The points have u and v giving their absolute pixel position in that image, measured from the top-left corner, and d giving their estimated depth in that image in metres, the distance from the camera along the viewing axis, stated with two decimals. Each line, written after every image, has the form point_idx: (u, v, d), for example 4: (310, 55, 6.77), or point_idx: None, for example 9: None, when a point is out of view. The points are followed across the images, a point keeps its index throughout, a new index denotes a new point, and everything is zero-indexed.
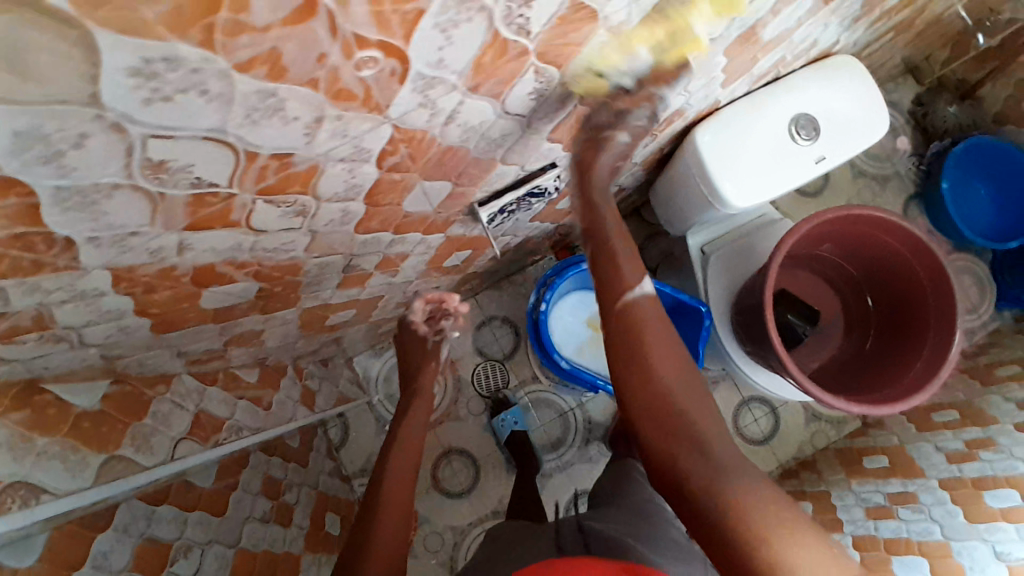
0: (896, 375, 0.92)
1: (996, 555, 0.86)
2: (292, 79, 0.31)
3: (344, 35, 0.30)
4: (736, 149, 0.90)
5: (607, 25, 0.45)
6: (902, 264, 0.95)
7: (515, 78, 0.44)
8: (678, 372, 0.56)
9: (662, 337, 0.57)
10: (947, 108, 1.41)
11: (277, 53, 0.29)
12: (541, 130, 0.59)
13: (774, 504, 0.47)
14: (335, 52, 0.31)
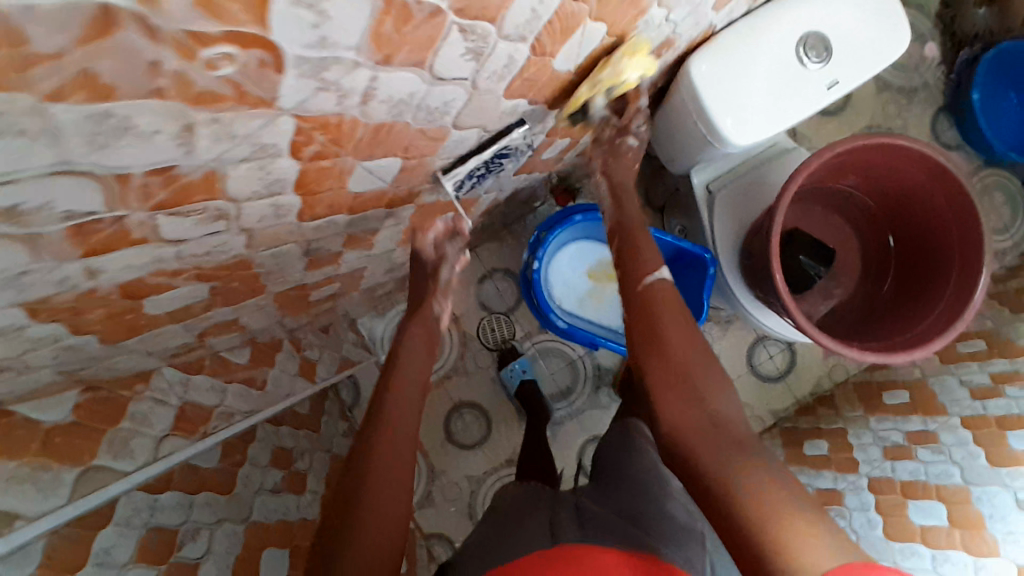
0: (914, 319, 0.89)
1: (1016, 503, 0.85)
2: (126, 95, 0.26)
3: (171, 36, 0.24)
4: (737, 78, 0.81)
5: None
6: (929, 201, 0.90)
7: (436, 42, 0.37)
8: (693, 354, 0.67)
9: (677, 319, 0.70)
10: (976, 10, 1.29)
11: (91, 73, 0.24)
12: (493, 91, 0.51)
13: (785, 501, 0.52)
14: (169, 57, 0.25)
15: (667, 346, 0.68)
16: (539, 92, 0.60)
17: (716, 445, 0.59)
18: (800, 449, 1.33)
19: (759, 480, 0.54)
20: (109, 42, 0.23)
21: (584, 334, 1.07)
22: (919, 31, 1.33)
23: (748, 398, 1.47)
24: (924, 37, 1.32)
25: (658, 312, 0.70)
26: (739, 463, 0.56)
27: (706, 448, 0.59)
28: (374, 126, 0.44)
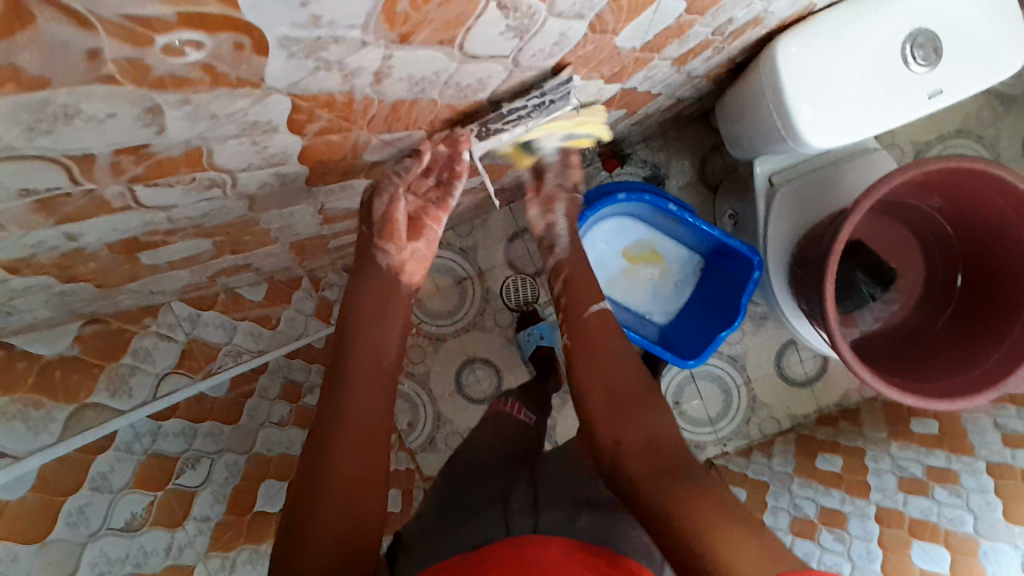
0: (969, 362, 0.82)
1: (1023, 566, 0.85)
2: (66, 83, 0.22)
3: (109, 22, 0.20)
4: (829, 69, 0.72)
5: None
6: (1009, 235, 0.81)
7: (467, 19, 0.30)
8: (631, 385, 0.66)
9: (614, 348, 0.70)
10: None
11: (14, 65, 0.20)
12: (538, 68, 0.44)
13: (725, 520, 0.52)
14: (112, 44, 0.21)
15: (610, 378, 0.67)
16: (593, 67, 0.52)
17: (656, 474, 0.58)
18: (811, 462, 1.28)
19: (692, 503, 0.54)
20: (32, 34, 0.19)
21: None
22: None
23: (767, 399, 1.44)
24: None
25: (599, 340, 0.70)
26: (669, 493, 0.56)
27: (649, 480, 0.58)
28: (393, 102, 0.38)
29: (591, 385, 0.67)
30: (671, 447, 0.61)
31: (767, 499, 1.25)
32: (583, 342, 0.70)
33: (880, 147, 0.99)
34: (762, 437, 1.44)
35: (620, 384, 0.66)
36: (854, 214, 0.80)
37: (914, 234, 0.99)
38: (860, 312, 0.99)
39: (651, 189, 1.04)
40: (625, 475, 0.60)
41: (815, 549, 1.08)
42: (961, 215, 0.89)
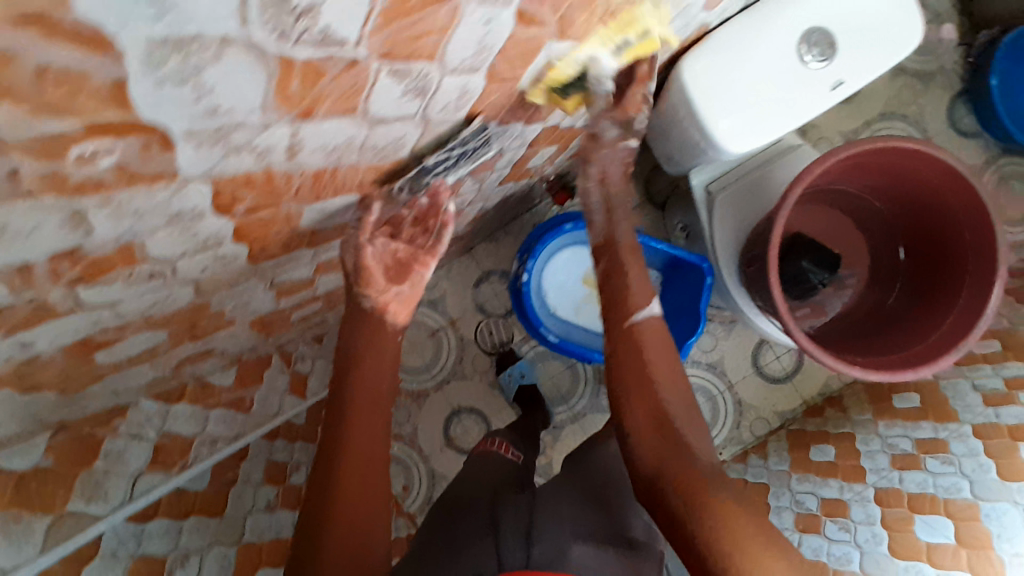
0: (927, 329, 0.85)
1: None
2: None
3: (22, 145, 0.22)
4: (734, 81, 0.77)
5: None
6: (942, 205, 0.87)
7: (363, 89, 0.33)
8: (671, 389, 0.66)
9: (659, 351, 0.68)
10: None
11: None
12: (452, 120, 0.47)
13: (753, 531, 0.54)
14: (29, 163, 0.23)
15: (643, 378, 0.67)
16: (507, 111, 0.55)
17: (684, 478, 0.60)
18: (805, 454, 1.29)
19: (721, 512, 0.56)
20: None
21: (576, 350, 1.04)
22: (937, 13, 1.34)
23: (753, 400, 1.46)
24: (942, 17, 1.34)
25: (642, 346, 0.69)
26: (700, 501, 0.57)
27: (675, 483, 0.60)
28: (316, 172, 0.40)
29: (625, 386, 0.67)
30: (701, 453, 0.63)
31: (769, 500, 1.26)
32: (629, 342, 0.69)
33: (802, 144, 1.06)
34: (755, 439, 1.45)
35: (655, 391, 0.66)
36: (780, 213, 0.85)
37: (855, 218, 1.04)
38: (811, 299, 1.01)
39: None
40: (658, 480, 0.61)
41: (824, 542, 1.09)
42: (891, 191, 0.95)
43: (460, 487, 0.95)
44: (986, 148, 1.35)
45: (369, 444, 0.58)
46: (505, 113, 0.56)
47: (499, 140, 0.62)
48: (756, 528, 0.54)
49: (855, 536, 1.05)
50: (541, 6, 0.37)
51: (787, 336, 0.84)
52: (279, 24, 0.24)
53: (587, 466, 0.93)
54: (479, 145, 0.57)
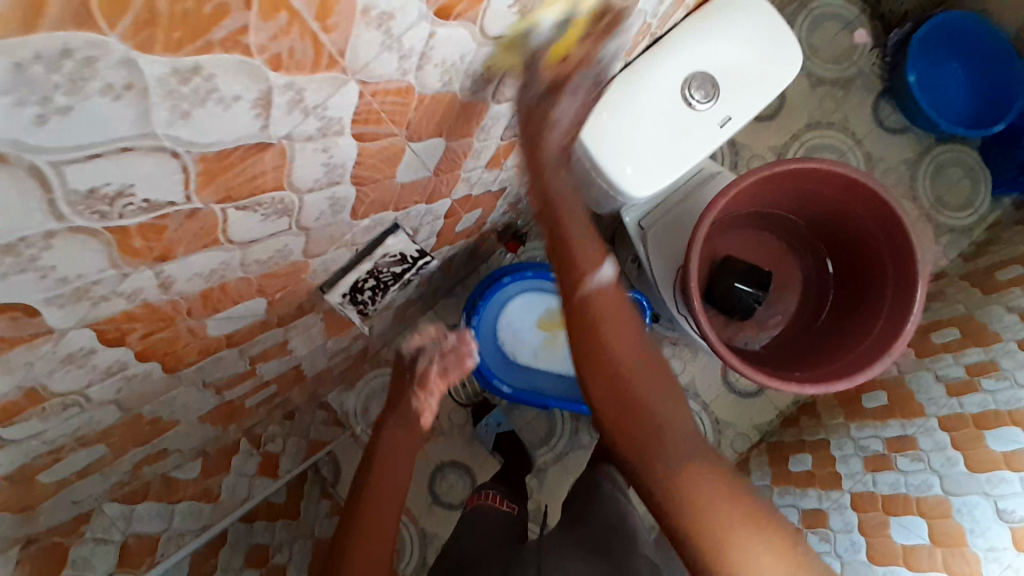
0: (859, 334, 0.89)
1: (998, 513, 0.83)
2: None
3: None
4: (627, 133, 0.83)
5: (302, 139, 0.37)
6: (853, 216, 0.92)
7: (217, 226, 0.38)
8: (629, 358, 0.63)
9: (614, 313, 0.65)
10: None
11: None
12: (335, 222, 0.52)
13: (733, 513, 0.55)
14: None
15: (597, 333, 0.64)
16: (398, 200, 0.60)
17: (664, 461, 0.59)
18: (783, 467, 1.31)
19: (699, 492, 0.57)
20: None
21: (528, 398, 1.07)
22: (847, 19, 1.38)
23: (729, 417, 1.47)
24: (852, 24, 1.38)
25: (597, 321, 0.64)
26: (691, 492, 0.57)
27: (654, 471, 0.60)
28: (204, 292, 0.45)
29: (585, 365, 0.64)
30: (670, 428, 0.61)
31: None
32: (583, 318, 0.64)
33: (722, 171, 1.11)
34: (737, 456, 1.47)
35: (612, 365, 0.63)
36: (692, 248, 0.88)
37: (779, 236, 1.07)
38: (746, 319, 1.04)
39: (533, 266, 1.12)
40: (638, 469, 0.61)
41: None
42: (805, 209, 0.99)
43: (463, 546, 0.97)
44: (918, 140, 1.37)
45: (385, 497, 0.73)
46: (397, 200, 0.61)
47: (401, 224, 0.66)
48: (726, 502, 0.56)
49: (835, 548, 1.06)
50: (375, 126, 0.42)
51: (723, 364, 0.86)
52: (97, 209, 0.29)
53: (596, 508, 0.93)
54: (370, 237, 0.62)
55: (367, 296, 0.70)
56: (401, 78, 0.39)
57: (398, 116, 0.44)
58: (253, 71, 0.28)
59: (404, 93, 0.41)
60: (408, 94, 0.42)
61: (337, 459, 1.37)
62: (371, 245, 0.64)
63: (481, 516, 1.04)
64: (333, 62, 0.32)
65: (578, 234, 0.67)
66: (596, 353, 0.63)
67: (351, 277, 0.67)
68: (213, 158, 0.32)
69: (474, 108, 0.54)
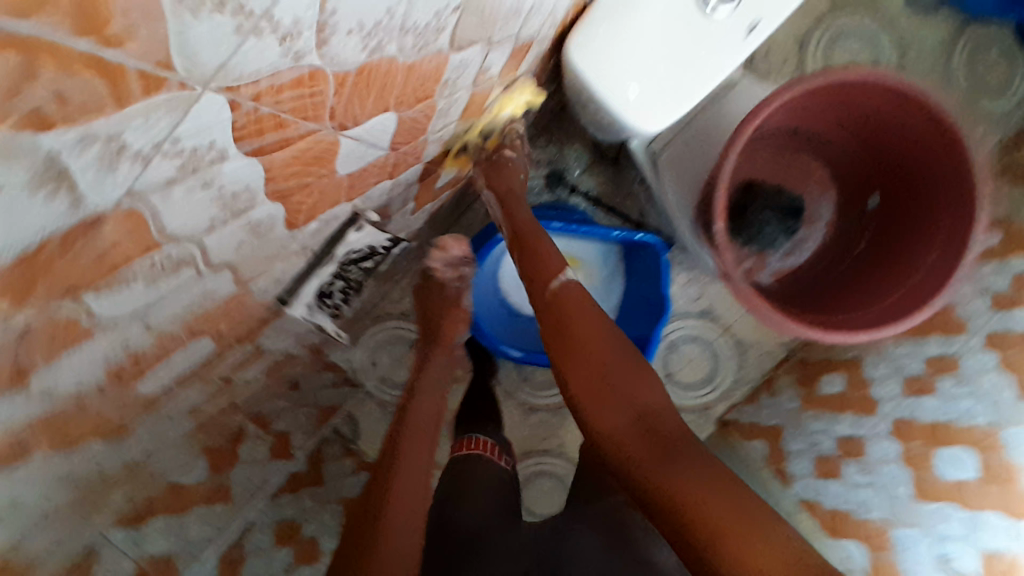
0: (900, 273, 0.80)
1: None
2: None
3: None
4: (637, 65, 0.71)
5: (162, 198, 0.26)
6: (909, 127, 0.80)
7: (83, 320, 0.29)
8: (609, 348, 0.67)
9: (587, 311, 0.71)
10: None
11: None
12: (267, 240, 0.41)
13: (724, 489, 0.54)
14: None
15: (573, 328, 0.69)
16: (350, 192, 0.48)
17: (651, 449, 0.59)
18: (812, 388, 1.25)
19: (686, 474, 0.56)
20: None
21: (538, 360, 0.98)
22: None
23: (752, 337, 1.41)
24: None
25: (570, 311, 0.71)
26: (680, 469, 0.57)
27: (650, 462, 0.58)
28: (111, 366, 0.36)
29: (567, 362, 0.68)
30: (657, 414, 0.62)
31: (785, 445, 1.24)
32: (558, 317, 0.71)
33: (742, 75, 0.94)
34: (762, 376, 1.42)
35: (594, 355, 0.66)
36: (721, 183, 0.78)
37: (818, 155, 0.95)
38: (770, 254, 0.94)
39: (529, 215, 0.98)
40: (627, 458, 0.60)
41: (844, 489, 1.07)
42: (850, 118, 0.87)
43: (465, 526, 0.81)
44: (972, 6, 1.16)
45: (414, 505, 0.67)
46: (351, 195, 0.49)
47: (363, 216, 0.54)
48: (714, 483, 0.55)
49: (877, 480, 1.01)
50: (283, 131, 0.30)
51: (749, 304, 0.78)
52: None
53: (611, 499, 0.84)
54: (328, 242, 0.52)
55: (336, 293, 0.61)
56: (300, 63, 0.27)
57: (313, 110, 0.31)
58: (2, 148, 0.18)
59: (311, 80, 0.28)
60: (320, 80, 0.29)
61: (354, 417, 1.37)
62: (328, 249, 0.53)
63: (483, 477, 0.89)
64: (147, 86, 0.21)
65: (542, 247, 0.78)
66: (575, 343, 0.68)
67: (328, 281, 0.58)
68: (13, 268, 0.22)
69: (427, 70, 0.41)
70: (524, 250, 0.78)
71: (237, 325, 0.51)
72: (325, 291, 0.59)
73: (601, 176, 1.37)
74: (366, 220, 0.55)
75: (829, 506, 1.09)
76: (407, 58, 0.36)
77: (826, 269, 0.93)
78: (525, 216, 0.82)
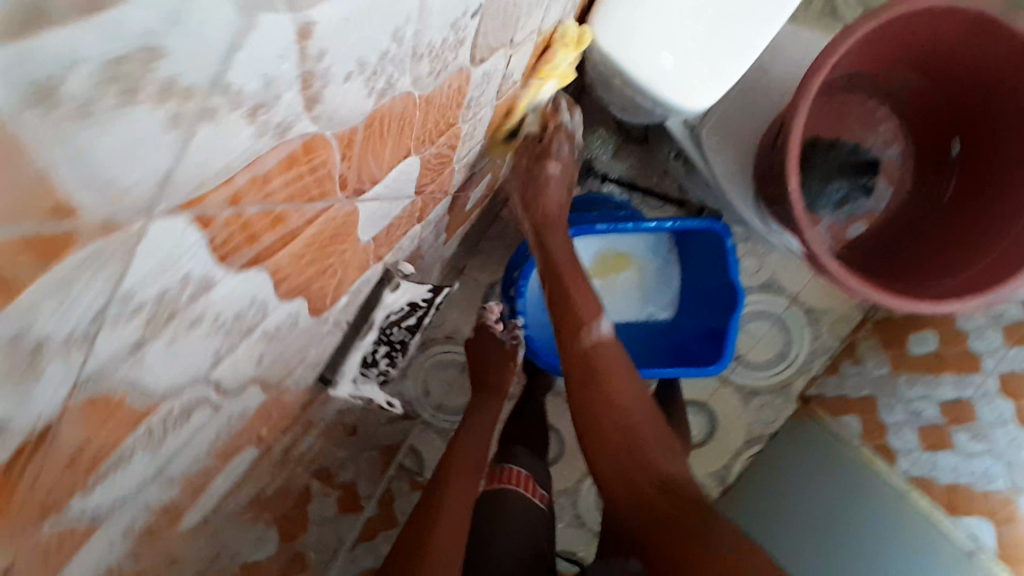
0: (1000, 222, 0.69)
1: None
2: None
3: None
4: (672, 32, 0.62)
5: (134, 362, 0.19)
6: (989, 55, 0.69)
7: (74, 518, 0.22)
8: (638, 417, 0.68)
9: (620, 368, 0.70)
10: None
11: None
12: (296, 334, 0.34)
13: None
14: None
15: (599, 387, 0.69)
16: (378, 251, 0.41)
17: (679, 520, 0.58)
18: (902, 349, 1.12)
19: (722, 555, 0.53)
20: None
21: None
22: None
23: (823, 303, 1.29)
24: None
25: (602, 365, 0.70)
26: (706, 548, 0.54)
27: (676, 534, 0.57)
28: (141, 531, 0.31)
29: (592, 416, 0.68)
30: (680, 487, 0.62)
31: (882, 417, 1.08)
32: (590, 370, 0.70)
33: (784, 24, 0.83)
34: (840, 343, 1.29)
35: (621, 417, 0.67)
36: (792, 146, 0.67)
37: (890, 106, 0.85)
38: (822, 211, 0.84)
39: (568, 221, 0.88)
40: (651, 527, 0.60)
41: (958, 460, 0.92)
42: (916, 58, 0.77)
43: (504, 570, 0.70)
44: None
45: (455, 539, 0.66)
46: (380, 256, 0.42)
47: (395, 271, 0.46)
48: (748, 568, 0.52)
49: (995, 446, 0.88)
50: (284, 224, 0.22)
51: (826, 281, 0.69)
52: None
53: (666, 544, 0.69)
54: (361, 311, 0.45)
55: (380, 358, 0.54)
56: (286, 137, 0.19)
57: (319, 186, 0.23)
58: None
59: (306, 156, 0.21)
60: (318, 150, 0.21)
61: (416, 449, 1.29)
62: (366, 315, 0.46)
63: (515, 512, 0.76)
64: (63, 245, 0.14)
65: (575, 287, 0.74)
66: (607, 401, 0.68)
67: (372, 352, 0.51)
68: None
69: (448, 100, 0.33)
70: (556, 279, 0.74)
71: (278, 423, 0.46)
72: (369, 361, 0.52)
73: (631, 160, 1.27)
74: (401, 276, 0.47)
75: (946, 480, 0.92)
76: (423, 91, 0.28)
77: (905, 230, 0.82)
78: (561, 252, 0.75)
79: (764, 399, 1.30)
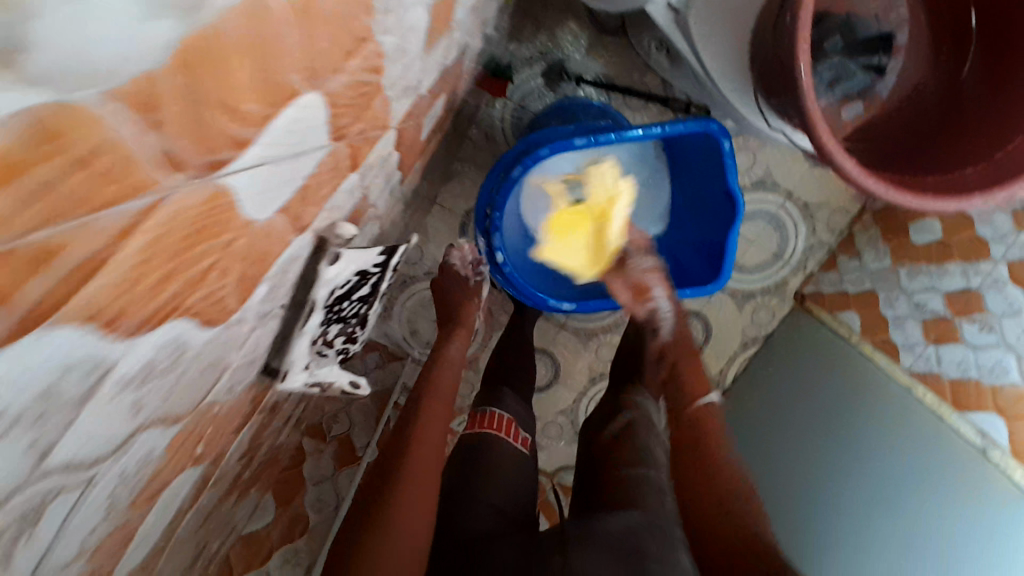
0: None
1: None
2: None
3: None
4: None
5: None
6: None
7: None
8: (727, 470, 0.62)
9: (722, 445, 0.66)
10: None
11: None
12: (200, 349, 0.27)
13: None
14: None
15: (706, 457, 0.64)
16: (298, 223, 0.32)
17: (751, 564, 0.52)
18: (902, 239, 1.06)
19: None
20: None
21: (594, 305, 0.82)
22: None
23: (821, 196, 1.20)
24: None
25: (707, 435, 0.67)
26: None
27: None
28: None
29: (686, 476, 0.63)
30: (758, 534, 0.55)
31: (884, 312, 1.05)
32: (698, 442, 0.66)
33: None
34: (837, 236, 1.22)
35: (717, 479, 0.61)
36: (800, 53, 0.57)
37: None
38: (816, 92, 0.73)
39: (543, 141, 0.77)
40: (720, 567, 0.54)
41: (968, 353, 0.88)
42: None
43: (483, 510, 0.62)
44: None
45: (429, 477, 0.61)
46: (305, 230, 0.34)
47: (329, 240, 0.37)
48: None
49: (1005, 337, 0.83)
50: (64, 256, 0.15)
51: (857, 185, 0.60)
52: None
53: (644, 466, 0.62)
54: (296, 295, 0.37)
55: (337, 341, 0.45)
56: None
57: (111, 180, 0.15)
58: None
59: (45, 148, 0.12)
60: (71, 131, 0.13)
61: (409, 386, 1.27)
62: (303, 293, 0.38)
63: (496, 463, 0.69)
64: None
65: (691, 365, 0.75)
66: (703, 462, 0.63)
67: (320, 338, 0.42)
68: None
69: (339, 18, 0.23)
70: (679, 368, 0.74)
71: (221, 428, 0.40)
72: (321, 349, 0.44)
73: (607, 57, 1.13)
74: (341, 244, 0.38)
75: (953, 376, 0.89)
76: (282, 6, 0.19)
77: (921, 99, 0.71)
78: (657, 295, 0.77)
79: (758, 301, 1.26)
